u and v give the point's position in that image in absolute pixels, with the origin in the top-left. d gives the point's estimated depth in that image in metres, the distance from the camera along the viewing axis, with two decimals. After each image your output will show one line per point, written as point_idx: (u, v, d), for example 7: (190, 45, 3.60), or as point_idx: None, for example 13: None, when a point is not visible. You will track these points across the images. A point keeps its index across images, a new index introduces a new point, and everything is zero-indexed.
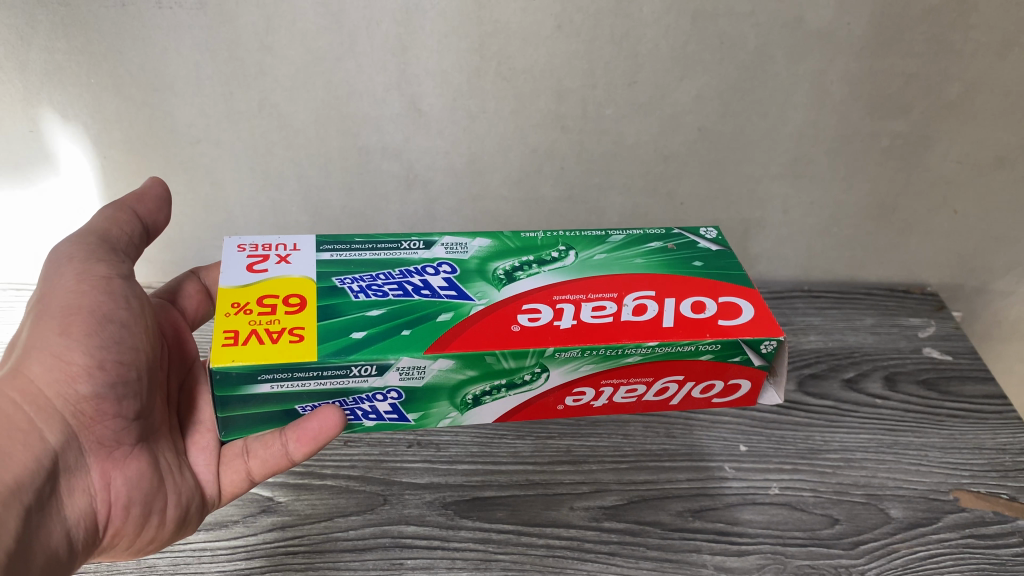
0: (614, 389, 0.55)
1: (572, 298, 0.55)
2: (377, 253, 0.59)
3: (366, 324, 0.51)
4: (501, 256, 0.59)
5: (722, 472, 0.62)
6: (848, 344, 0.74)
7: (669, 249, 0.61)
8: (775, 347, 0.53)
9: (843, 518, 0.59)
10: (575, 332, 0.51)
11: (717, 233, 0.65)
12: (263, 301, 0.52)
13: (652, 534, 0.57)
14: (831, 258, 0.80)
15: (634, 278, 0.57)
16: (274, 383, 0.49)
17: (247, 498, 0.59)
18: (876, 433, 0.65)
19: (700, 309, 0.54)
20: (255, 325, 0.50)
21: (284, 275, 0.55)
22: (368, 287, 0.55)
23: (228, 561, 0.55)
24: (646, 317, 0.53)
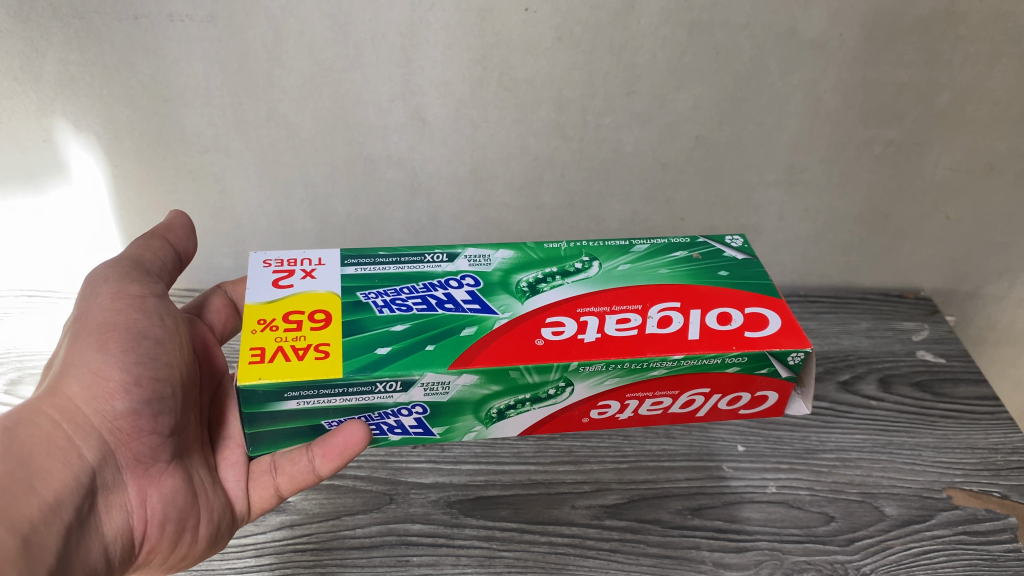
0: (639, 402, 0.57)
1: (596, 310, 0.56)
2: (401, 266, 0.60)
3: (391, 339, 0.53)
4: (523, 268, 0.61)
5: (721, 471, 0.63)
6: (844, 347, 0.75)
7: (694, 259, 0.63)
8: (803, 359, 0.54)
9: (839, 516, 0.60)
10: (600, 345, 0.53)
11: (743, 241, 0.66)
12: (290, 317, 0.53)
13: (653, 532, 0.58)
14: (827, 264, 0.82)
15: (658, 289, 0.59)
16: (301, 400, 0.50)
17: None
18: (871, 433, 0.67)
19: (725, 321, 0.56)
20: (281, 341, 0.51)
21: (309, 291, 0.56)
22: (392, 302, 0.56)
23: (239, 559, 0.56)
24: (670, 329, 0.55)
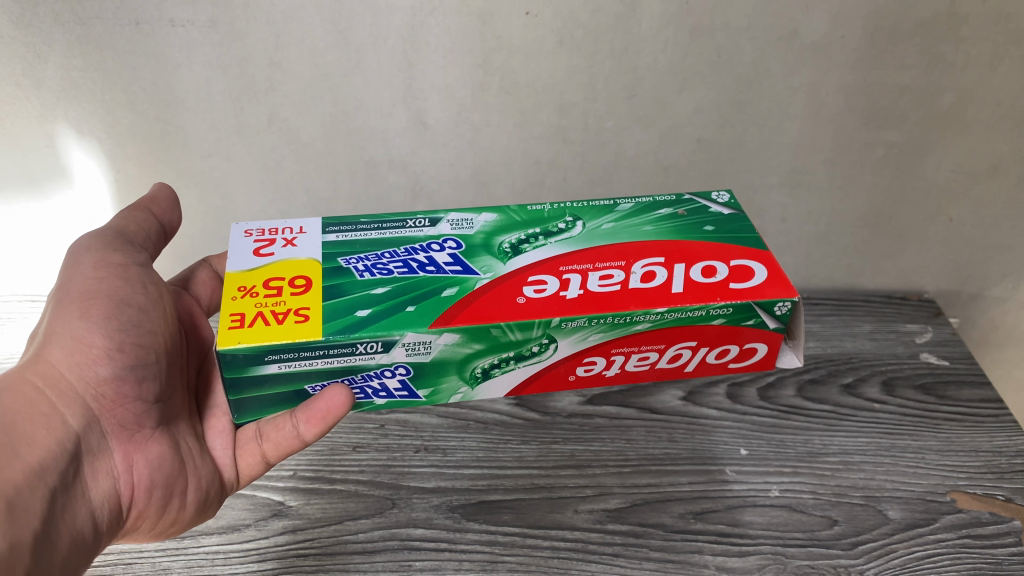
0: (626, 357, 0.59)
1: (579, 268, 0.57)
2: (382, 232, 0.61)
3: (371, 302, 0.53)
4: (505, 231, 0.61)
5: (723, 475, 0.63)
6: (847, 350, 0.74)
7: (679, 216, 0.63)
8: (789, 308, 0.56)
9: (842, 519, 0.60)
10: (582, 301, 0.53)
11: (729, 198, 0.66)
12: (270, 284, 0.54)
13: (655, 536, 0.58)
14: (830, 266, 0.82)
15: (642, 246, 0.59)
16: (283, 363, 0.51)
17: (259, 502, 0.60)
18: (875, 436, 0.66)
19: (708, 273, 0.56)
20: (261, 307, 0.52)
21: (289, 259, 0.57)
22: (373, 266, 0.57)
23: (240, 564, 0.56)
24: (653, 284, 0.55)
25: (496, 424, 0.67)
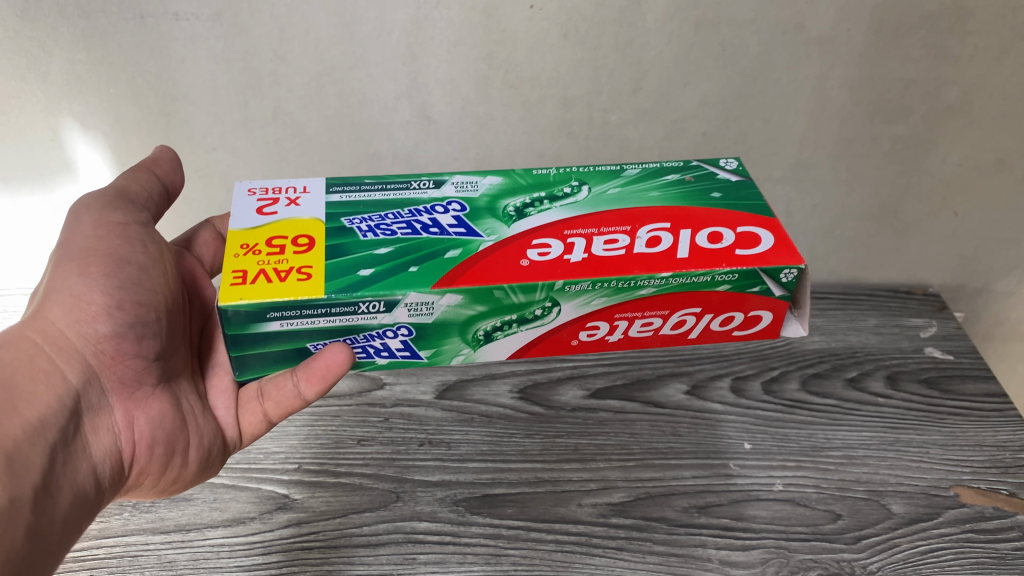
0: (629, 322, 0.57)
1: (584, 233, 0.55)
2: (387, 194, 0.60)
3: (374, 262, 0.52)
4: (512, 194, 0.60)
5: (727, 469, 0.63)
6: (851, 344, 0.74)
7: (685, 182, 0.62)
8: (796, 275, 0.54)
9: (846, 513, 0.60)
10: (586, 264, 0.52)
11: (738, 163, 0.64)
12: (272, 243, 0.53)
13: (659, 530, 0.59)
14: (834, 260, 0.82)
15: (648, 211, 0.58)
16: (285, 321, 0.50)
17: (263, 495, 0.60)
18: (879, 431, 0.66)
19: (715, 239, 0.55)
20: (264, 265, 0.51)
21: (292, 217, 0.56)
22: (377, 227, 0.56)
23: (246, 556, 0.56)
24: (658, 249, 0.54)
25: (500, 417, 0.67)
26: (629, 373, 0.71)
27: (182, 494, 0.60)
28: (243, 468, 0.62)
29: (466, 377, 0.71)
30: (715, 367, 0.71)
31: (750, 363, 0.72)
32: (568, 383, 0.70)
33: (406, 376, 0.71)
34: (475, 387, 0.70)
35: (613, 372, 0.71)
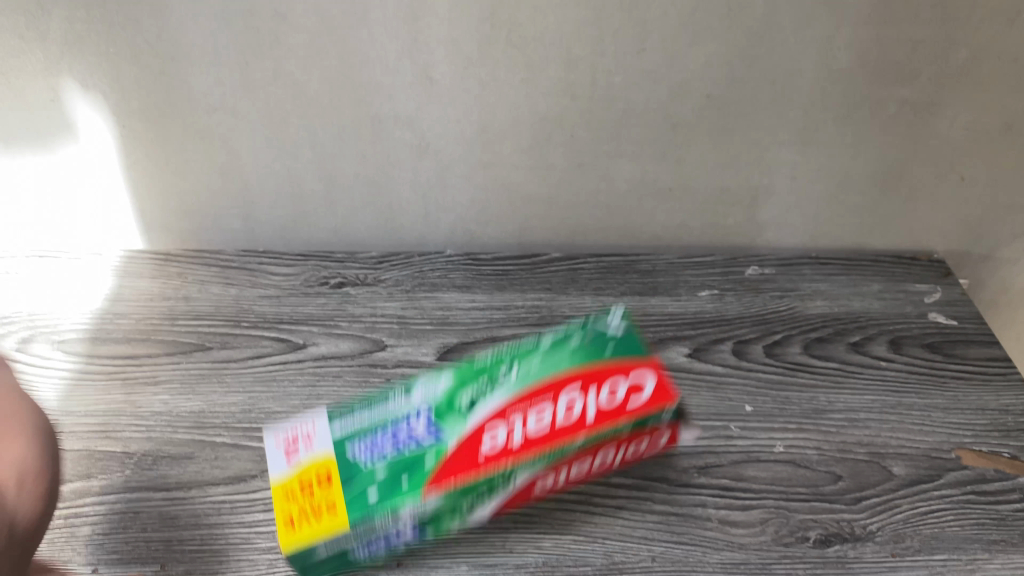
0: (561, 472, 0.56)
1: (508, 413, 0.55)
2: (372, 416, 0.58)
3: (373, 480, 0.52)
4: (461, 387, 0.58)
5: (728, 431, 0.63)
6: (853, 309, 0.73)
7: (564, 345, 0.61)
8: (671, 412, 0.57)
9: (847, 475, 0.60)
10: (520, 447, 0.53)
11: (624, 315, 0.65)
12: (306, 482, 0.53)
13: (659, 490, 0.59)
14: (840, 225, 0.79)
15: (562, 379, 0.58)
16: (330, 546, 0.50)
17: (264, 454, 0.60)
18: (881, 393, 0.66)
19: (612, 393, 0.56)
20: (305, 505, 0.51)
21: (309, 456, 0.55)
22: (375, 443, 0.55)
23: (249, 513, 0.57)
24: (576, 412, 0.55)
25: None
26: None
27: (183, 452, 0.60)
28: (245, 425, 0.62)
29: (467, 339, 0.70)
30: (719, 332, 0.71)
31: (752, 326, 0.71)
32: None
33: (407, 337, 0.70)
34: (477, 349, 0.69)
35: None
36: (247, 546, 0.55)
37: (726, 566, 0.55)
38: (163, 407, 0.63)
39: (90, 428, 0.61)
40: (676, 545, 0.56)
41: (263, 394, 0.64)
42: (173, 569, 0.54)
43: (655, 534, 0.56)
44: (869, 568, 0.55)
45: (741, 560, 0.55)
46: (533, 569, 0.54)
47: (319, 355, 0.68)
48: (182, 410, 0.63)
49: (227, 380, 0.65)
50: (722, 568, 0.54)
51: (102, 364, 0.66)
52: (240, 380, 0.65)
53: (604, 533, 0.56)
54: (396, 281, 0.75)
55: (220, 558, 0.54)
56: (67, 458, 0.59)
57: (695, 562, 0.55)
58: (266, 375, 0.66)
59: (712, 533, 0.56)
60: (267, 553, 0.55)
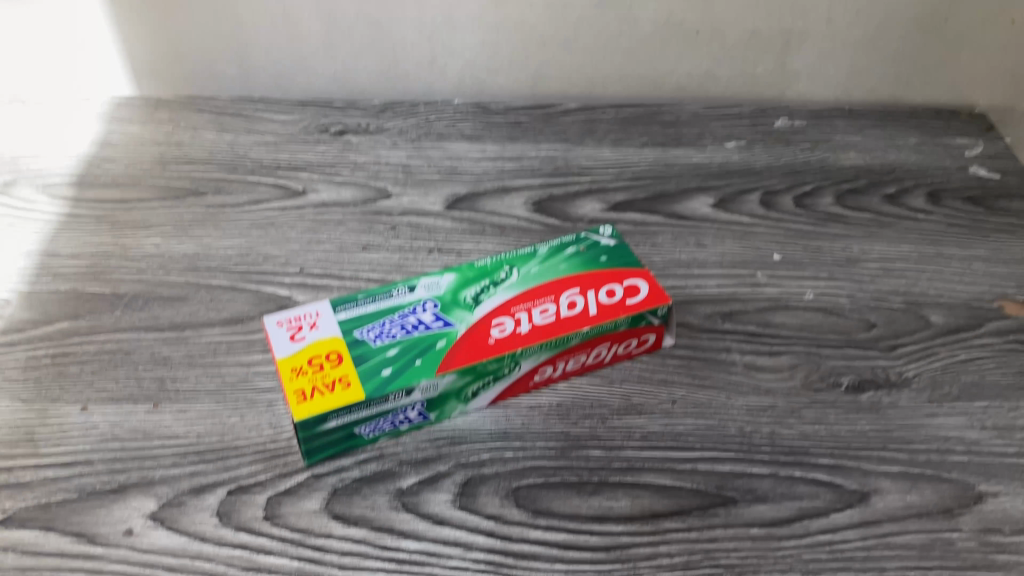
0: (560, 364, 0.51)
1: (515, 309, 0.51)
2: (376, 304, 0.52)
3: (386, 360, 0.47)
4: (464, 284, 0.53)
5: (754, 278, 0.60)
6: (890, 161, 0.70)
7: (568, 253, 0.56)
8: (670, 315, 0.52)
9: (881, 323, 0.57)
10: (525, 336, 0.48)
11: (612, 230, 0.58)
12: (312, 359, 0.47)
13: (681, 336, 0.55)
14: (875, 76, 0.75)
15: (563, 280, 0.53)
16: (341, 418, 0.45)
17: (264, 296, 0.57)
18: (917, 244, 0.63)
19: (615, 289, 0.52)
20: (314, 380, 0.46)
21: (316, 337, 0.48)
22: (385, 332, 0.49)
23: (247, 355, 0.53)
24: (582, 309, 0.50)
25: (513, 229, 0.63)
26: (651, 188, 0.67)
27: (176, 295, 0.57)
28: (243, 269, 0.59)
29: (477, 189, 0.67)
30: (744, 182, 0.68)
31: (782, 177, 0.69)
32: (586, 197, 0.66)
33: (413, 187, 0.67)
34: (486, 200, 0.66)
35: (635, 187, 0.67)
36: (246, 386, 0.52)
37: (752, 411, 0.51)
38: (156, 250, 0.61)
39: (78, 269, 0.59)
40: (698, 390, 0.52)
41: (263, 239, 0.62)
42: (168, 409, 0.50)
43: (676, 378, 0.53)
44: (905, 418, 0.51)
45: (769, 404, 0.52)
46: (547, 412, 0.51)
47: (319, 203, 0.65)
48: (174, 252, 0.60)
49: (223, 225, 0.63)
50: (748, 414, 0.51)
51: (89, 207, 0.64)
52: (237, 225, 0.63)
53: (623, 376, 0.53)
54: (400, 130, 0.72)
55: (217, 398, 0.51)
56: (55, 298, 0.56)
57: (719, 407, 0.51)
58: (264, 220, 0.63)
59: (737, 377, 0.53)
60: (267, 393, 0.51)
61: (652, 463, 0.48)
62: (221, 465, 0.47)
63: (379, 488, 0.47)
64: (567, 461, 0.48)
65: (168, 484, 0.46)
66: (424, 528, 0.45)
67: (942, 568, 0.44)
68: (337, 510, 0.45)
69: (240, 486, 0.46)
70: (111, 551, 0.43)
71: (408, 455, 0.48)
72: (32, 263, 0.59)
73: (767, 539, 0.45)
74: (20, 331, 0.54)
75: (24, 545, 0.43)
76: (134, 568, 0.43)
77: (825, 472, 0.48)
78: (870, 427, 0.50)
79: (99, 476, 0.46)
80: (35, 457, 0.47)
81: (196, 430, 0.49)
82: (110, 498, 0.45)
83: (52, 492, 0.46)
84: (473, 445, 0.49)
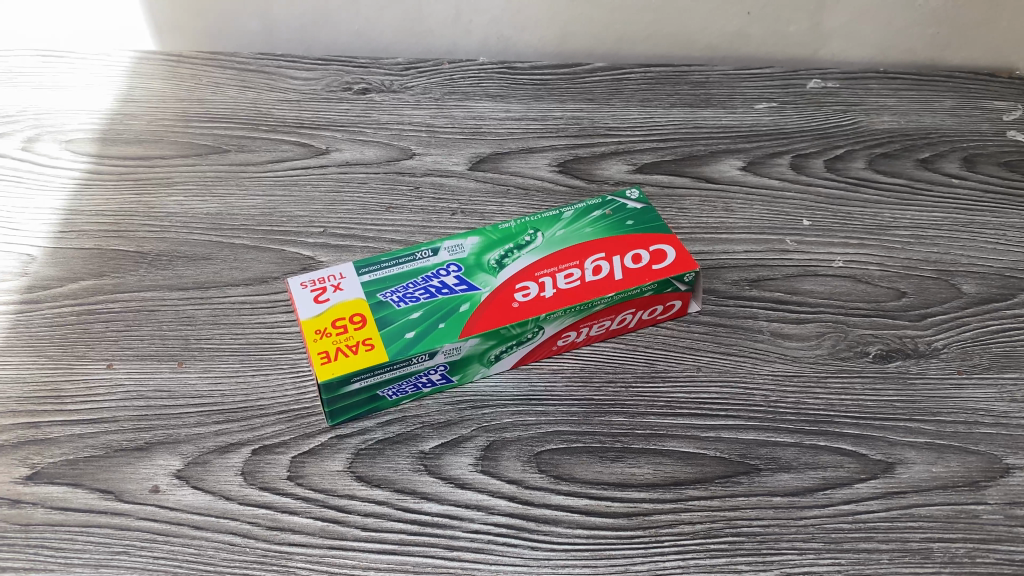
0: (585, 329, 0.51)
1: (540, 274, 0.50)
2: (400, 266, 0.51)
3: (412, 323, 0.47)
4: (488, 248, 0.52)
5: (783, 245, 0.59)
6: (925, 125, 0.69)
7: (596, 215, 0.55)
8: (698, 279, 0.51)
9: (911, 292, 0.56)
10: (551, 301, 0.48)
11: (640, 193, 0.58)
12: (338, 320, 0.47)
13: (707, 302, 0.55)
14: (912, 36, 0.73)
15: (589, 244, 0.52)
16: (363, 380, 0.45)
17: (287, 257, 0.57)
18: (951, 212, 0.61)
19: (641, 254, 0.51)
20: (338, 340, 0.45)
21: (341, 298, 0.48)
22: (409, 295, 0.49)
23: (271, 314, 0.53)
24: (607, 273, 0.50)
25: (538, 191, 0.62)
26: (680, 150, 0.66)
27: (199, 253, 0.57)
28: (267, 229, 0.59)
29: (501, 150, 0.66)
30: (775, 145, 0.67)
31: (813, 140, 0.67)
32: (612, 158, 0.65)
33: (436, 146, 0.66)
34: (511, 160, 0.65)
35: (662, 149, 0.66)
36: (270, 347, 0.52)
37: (777, 379, 0.51)
38: (179, 209, 0.60)
39: (102, 226, 0.59)
40: (723, 357, 0.52)
41: (286, 198, 0.61)
42: (193, 367, 0.50)
43: (701, 344, 0.52)
44: (932, 389, 0.50)
45: (795, 372, 0.51)
46: (570, 376, 0.51)
47: (343, 162, 0.64)
48: (198, 211, 0.60)
49: (246, 184, 0.62)
50: (774, 382, 0.50)
51: (112, 164, 0.64)
52: (261, 184, 0.62)
53: (647, 342, 0.53)
54: (424, 89, 0.71)
55: (241, 357, 0.51)
56: (80, 256, 0.56)
57: (745, 374, 0.51)
58: (287, 179, 0.63)
59: (763, 345, 0.52)
60: (291, 353, 0.51)
61: (675, 430, 0.48)
62: (246, 425, 0.47)
63: (402, 450, 0.47)
64: (590, 426, 0.48)
65: (193, 442, 0.47)
66: (446, 490, 0.45)
67: (966, 541, 0.44)
68: (360, 471, 0.46)
69: (264, 445, 0.47)
70: (137, 508, 0.44)
71: (431, 417, 0.48)
72: (57, 221, 0.59)
73: (790, 508, 0.45)
74: (45, 289, 0.54)
75: (53, 500, 0.44)
76: (161, 525, 0.43)
77: (850, 442, 0.47)
78: (896, 397, 0.50)
79: (124, 434, 0.47)
80: (61, 413, 0.48)
81: (220, 390, 0.49)
82: (136, 455, 0.46)
83: (79, 449, 0.46)
84: (496, 409, 0.49)
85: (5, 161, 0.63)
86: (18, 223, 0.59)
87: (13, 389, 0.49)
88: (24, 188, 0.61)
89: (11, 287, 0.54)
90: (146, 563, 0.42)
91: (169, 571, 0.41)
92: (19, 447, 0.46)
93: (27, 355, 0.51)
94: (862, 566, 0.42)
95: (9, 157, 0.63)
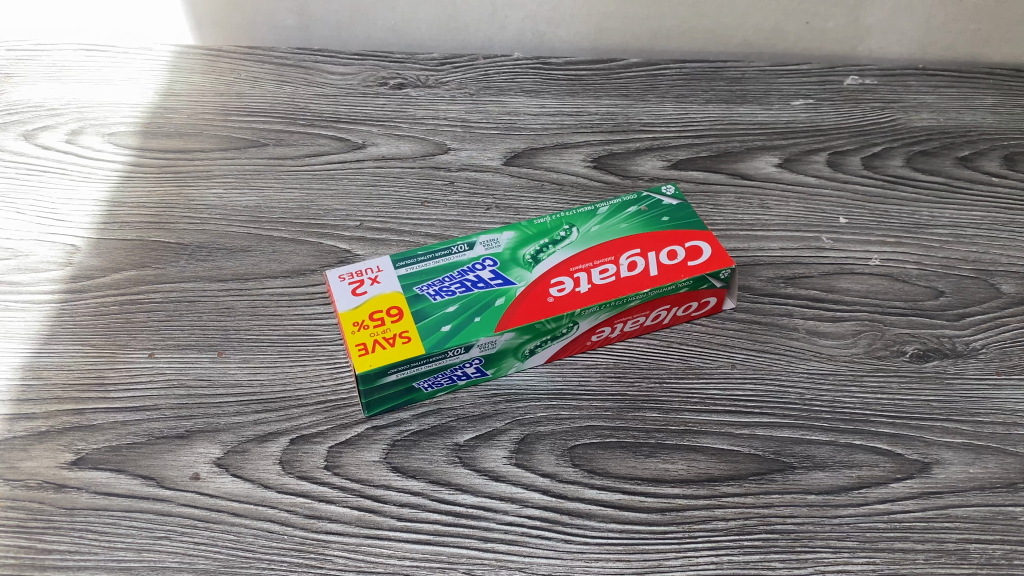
0: (618, 324, 0.51)
1: (576, 269, 0.50)
2: (437, 259, 0.51)
3: (448, 317, 0.47)
4: (523, 243, 0.53)
5: (819, 243, 0.58)
6: (965, 122, 0.68)
7: (630, 211, 0.55)
8: (732, 275, 0.51)
9: (949, 291, 0.55)
10: (586, 297, 0.48)
11: (675, 188, 0.58)
12: (375, 313, 0.47)
13: (742, 299, 0.55)
14: (952, 32, 0.73)
15: (624, 240, 0.52)
16: (399, 373, 0.46)
17: (327, 250, 0.58)
18: (991, 210, 0.61)
19: (676, 251, 0.51)
20: (374, 333, 0.46)
21: (379, 291, 0.49)
22: (445, 289, 0.49)
23: (308, 306, 0.54)
24: (641, 270, 0.50)
25: (572, 186, 0.62)
26: (715, 146, 0.66)
27: (238, 246, 0.58)
28: (304, 223, 0.60)
29: (536, 145, 0.66)
30: (812, 142, 0.67)
31: (850, 138, 0.67)
32: (646, 154, 0.65)
33: (471, 142, 0.66)
34: (545, 155, 0.65)
35: (697, 145, 0.66)
36: (308, 338, 0.52)
37: (813, 378, 0.50)
38: (221, 201, 0.61)
39: (143, 217, 0.60)
40: (758, 354, 0.52)
41: (323, 191, 0.62)
42: (232, 357, 0.51)
43: (735, 341, 0.52)
44: (970, 389, 0.50)
45: (831, 370, 0.51)
46: (603, 372, 0.51)
47: (379, 156, 0.65)
48: (237, 204, 0.61)
49: (283, 177, 0.63)
50: (809, 380, 0.50)
51: (154, 157, 0.65)
52: (298, 178, 0.63)
53: (681, 338, 0.53)
54: (460, 84, 0.72)
55: (279, 348, 0.52)
56: (122, 247, 0.58)
57: (779, 372, 0.51)
58: (323, 172, 0.64)
59: (798, 343, 0.52)
60: (328, 344, 0.52)
61: (709, 426, 0.48)
62: (284, 415, 0.48)
63: (437, 442, 0.47)
64: (624, 421, 0.48)
65: (232, 431, 0.47)
66: (480, 483, 0.46)
67: (1003, 542, 0.43)
68: (395, 462, 0.46)
69: (302, 435, 0.47)
70: (178, 495, 0.45)
71: (466, 410, 0.49)
72: (100, 212, 0.60)
73: (825, 506, 0.45)
74: (89, 279, 0.55)
75: (96, 485, 0.45)
76: (202, 512, 0.44)
77: (886, 441, 0.47)
78: (933, 397, 0.49)
79: (166, 421, 0.48)
80: (105, 401, 0.49)
81: (259, 379, 0.50)
82: (177, 444, 0.47)
83: (122, 436, 0.47)
84: (530, 403, 0.49)
85: (49, 152, 0.64)
86: (62, 214, 0.60)
87: (59, 376, 0.50)
88: (69, 179, 0.62)
89: (56, 277, 0.55)
90: (187, 548, 0.43)
91: (210, 556, 0.42)
92: (64, 433, 0.47)
93: (72, 343, 0.52)
94: (897, 566, 0.42)
95: (53, 149, 0.65)
